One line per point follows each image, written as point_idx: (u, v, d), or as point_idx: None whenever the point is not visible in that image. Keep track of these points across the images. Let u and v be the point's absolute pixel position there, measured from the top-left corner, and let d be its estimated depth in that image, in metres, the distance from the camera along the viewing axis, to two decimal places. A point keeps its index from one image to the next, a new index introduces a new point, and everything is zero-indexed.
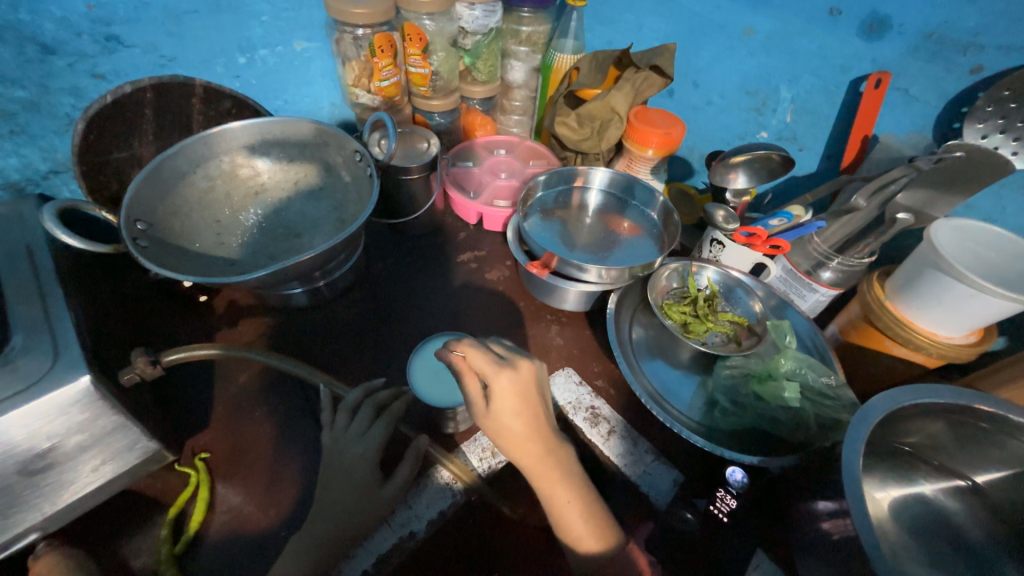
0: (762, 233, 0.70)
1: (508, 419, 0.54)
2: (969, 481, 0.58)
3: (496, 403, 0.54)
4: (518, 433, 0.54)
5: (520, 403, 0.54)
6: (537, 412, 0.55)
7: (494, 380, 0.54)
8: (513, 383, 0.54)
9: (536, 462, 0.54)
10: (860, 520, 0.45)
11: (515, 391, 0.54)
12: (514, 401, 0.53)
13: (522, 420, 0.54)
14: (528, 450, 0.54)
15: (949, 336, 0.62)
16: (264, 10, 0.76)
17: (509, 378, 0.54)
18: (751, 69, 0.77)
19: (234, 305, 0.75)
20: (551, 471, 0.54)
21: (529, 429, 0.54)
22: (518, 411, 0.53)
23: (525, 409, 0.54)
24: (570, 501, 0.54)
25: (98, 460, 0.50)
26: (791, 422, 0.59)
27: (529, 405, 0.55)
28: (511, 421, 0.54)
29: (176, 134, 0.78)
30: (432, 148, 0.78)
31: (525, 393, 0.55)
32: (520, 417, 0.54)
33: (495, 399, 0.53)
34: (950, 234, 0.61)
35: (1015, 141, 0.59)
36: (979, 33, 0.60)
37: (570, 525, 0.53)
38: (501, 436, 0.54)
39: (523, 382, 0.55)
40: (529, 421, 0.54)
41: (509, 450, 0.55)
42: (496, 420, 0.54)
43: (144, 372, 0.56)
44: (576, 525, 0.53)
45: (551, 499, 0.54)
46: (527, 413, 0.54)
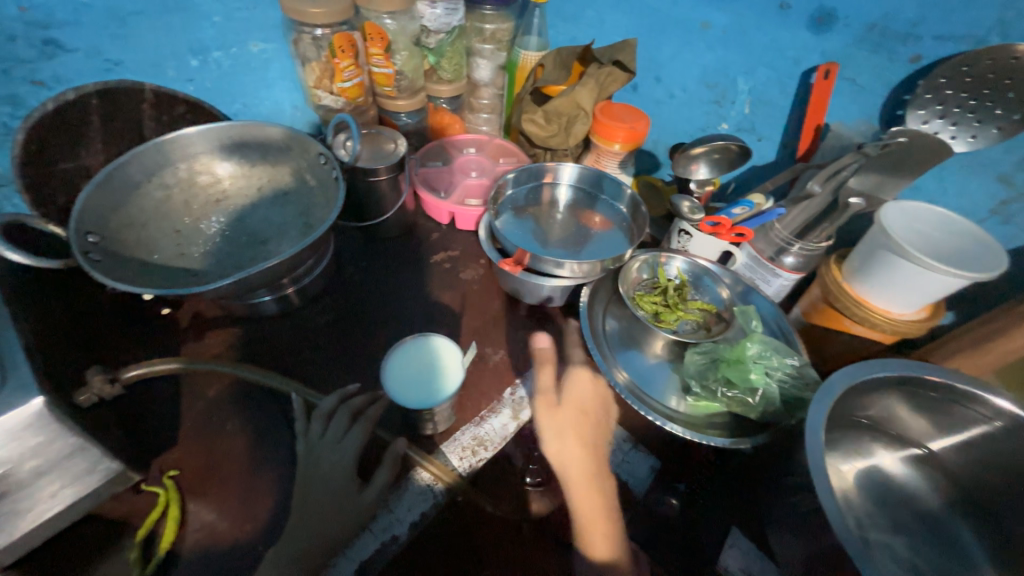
0: (726, 222, 0.73)
1: (577, 417, 0.63)
2: (924, 448, 0.61)
3: (571, 393, 0.66)
4: (575, 430, 0.62)
5: (588, 401, 0.66)
6: (601, 419, 0.65)
7: (578, 369, 0.69)
8: (587, 383, 0.67)
9: (578, 465, 0.60)
10: (826, 496, 0.47)
11: (587, 388, 0.67)
12: (588, 396, 0.66)
13: (585, 419, 0.64)
14: (576, 450, 0.61)
15: (902, 313, 0.65)
16: (215, 11, 0.74)
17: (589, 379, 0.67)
18: (709, 62, 0.79)
19: (200, 317, 0.73)
20: (591, 482, 0.59)
21: (586, 432, 0.63)
22: (589, 406, 0.65)
23: (592, 412, 0.65)
24: (598, 511, 0.57)
25: (57, 485, 0.48)
26: (759, 405, 0.60)
27: (596, 408, 0.65)
28: (575, 416, 0.64)
29: (126, 141, 0.74)
30: (400, 148, 0.77)
31: (597, 396, 0.66)
32: (585, 415, 0.64)
33: (571, 389, 0.67)
34: (898, 216, 0.64)
35: (952, 126, 0.64)
36: (917, 24, 0.63)
37: (587, 527, 0.56)
38: (556, 429, 0.63)
39: (598, 388, 0.67)
40: (591, 427, 0.63)
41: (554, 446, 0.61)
42: (565, 416, 0.64)
43: (102, 391, 0.59)
44: (593, 529, 0.55)
45: (576, 498, 0.57)
46: (592, 417, 0.64)
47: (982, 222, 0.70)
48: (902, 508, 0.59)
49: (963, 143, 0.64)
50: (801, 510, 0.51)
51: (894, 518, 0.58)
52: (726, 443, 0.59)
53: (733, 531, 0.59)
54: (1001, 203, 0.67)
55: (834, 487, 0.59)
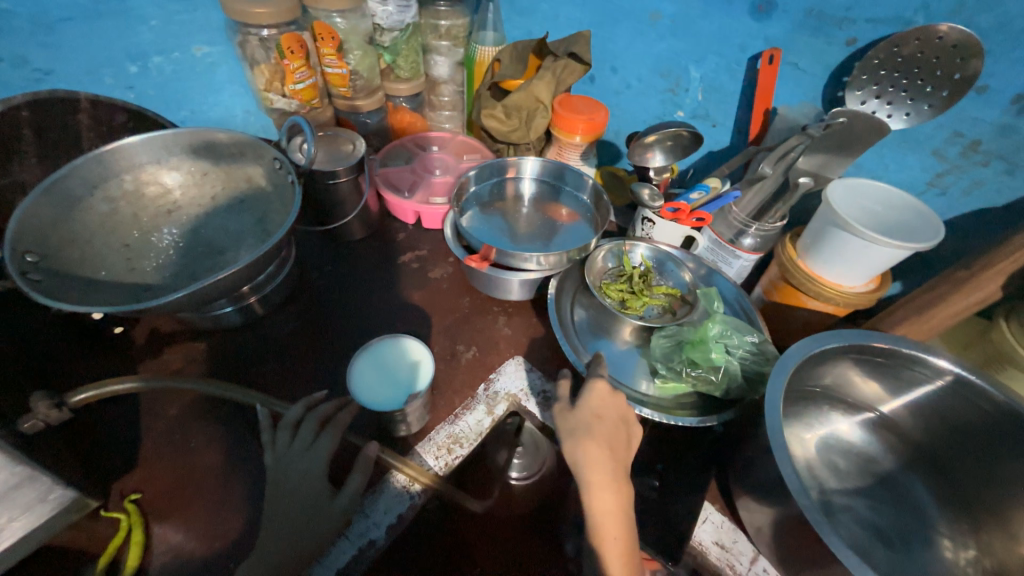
0: (685, 208, 0.75)
1: (597, 425, 0.55)
2: (877, 412, 0.64)
3: (592, 401, 0.58)
4: (600, 442, 0.54)
5: (608, 412, 0.57)
6: (625, 427, 0.57)
7: (596, 379, 0.60)
8: (607, 392, 0.59)
9: (601, 476, 0.53)
10: (785, 464, 0.49)
11: (608, 397, 0.58)
12: (610, 405, 0.58)
13: (608, 426, 0.56)
14: (601, 463, 0.53)
15: (852, 285, 0.68)
16: (151, 14, 0.72)
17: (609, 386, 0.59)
18: (661, 52, 0.81)
19: (158, 333, 0.70)
20: (613, 499, 0.52)
21: (611, 441, 0.55)
22: (609, 417, 0.57)
23: (616, 421, 0.57)
24: (618, 527, 0.51)
25: (3, 518, 0.46)
26: (723, 382, 0.62)
27: (619, 415, 0.58)
28: (598, 426, 0.56)
29: (64, 154, 0.71)
30: (359, 149, 0.75)
31: (618, 404, 0.58)
32: (608, 426, 0.56)
33: (589, 396, 0.58)
34: (844, 193, 0.67)
35: (888, 105, 0.67)
36: (850, 8, 0.65)
37: (605, 541, 0.50)
38: (575, 437, 0.55)
39: (618, 398, 0.59)
40: (615, 440, 0.55)
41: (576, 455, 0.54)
42: (585, 428, 0.56)
43: (49, 417, 0.54)
44: (612, 544, 0.50)
45: (595, 507, 0.52)
46: (615, 427, 0.56)
47: (921, 195, 0.74)
48: (861, 471, 0.62)
49: (900, 121, 0.68)
50: (765, 482, 0.53)
51: (853, 481, 0.61)
52: (694, 421, 0.60)
53: (705, 505, 0.61)
54: (937, 176, 0.71)
55: (797, 456, 0.62)
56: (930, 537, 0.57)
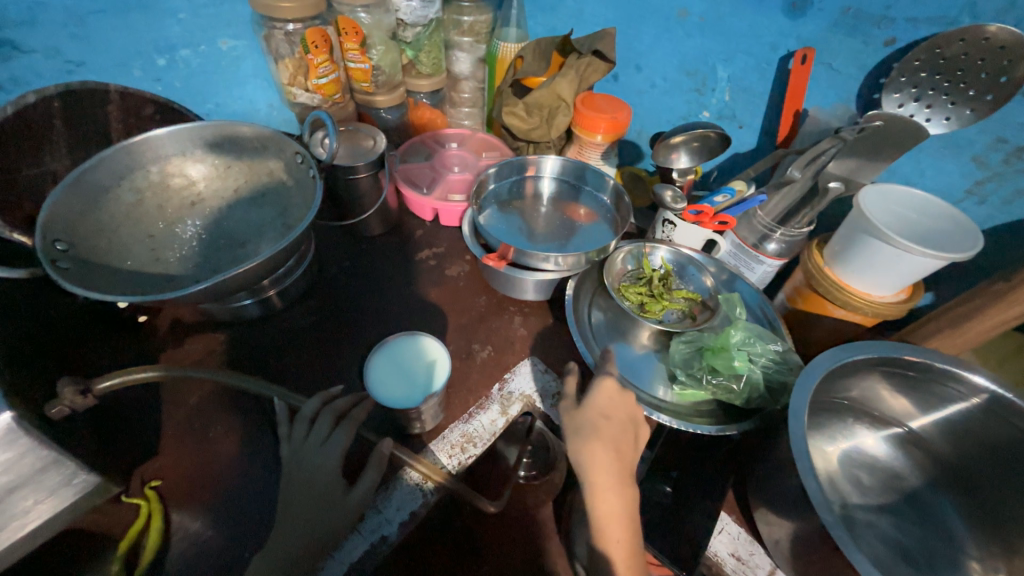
0: (708, 211, 0.73)
1: (604, 427, 0.55)
2: (905, 428, 0.63)
3: (600, 400, 0.57)
4: (606, 441, 0.54)
5: (614, 411, 0.57)
6: (633, 425, 0.57)
7: (605, 378, 0.59)
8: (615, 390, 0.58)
9: (604, 481, 0.52)
10: (808, 478, 0.47)
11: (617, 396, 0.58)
12: (618, 403, 0.58)
13: (614, 429, 0.55)
14: (605, 467, 0.53)
15: (882, 295, 0.65)
16: (181, 8, 0.74)
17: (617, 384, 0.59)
18: (688, 50, 0.79)
19: (179, 323, 0.71)
20: (617, 502, 0.52)
21: (617, 441, 0.55)
22: (616, 417, 0.56)
23: (624, 419, 0.57)
24: (621, 530, 0.51)
25: (33, 499, 0.47)
26: (744, 392, 0.61)
27: (628, 412, 0.57)
28: (604, 425, 0.55)
29: (93, 145, 0.72)
30: (379, 144, 0.75)
31: (626, 403, 0.58)
32: (615, 425, 0.56)
33: (595, 398, 0.57)
34: (876, 199, 0.65)
35: (927, 108, 0.64)
36: (889, 7, 0.63)
37: (608, 543, 0.50)
38: (582, 438, 0.55)
39: (626, 397, 0.58)
40: (622, 441, 0.55)
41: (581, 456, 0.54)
42: (591, 427, 0.55)
43: (75, 404, 0.54)
44: (614, 544, 0.50)
45: (600, 508, 0.52)
46: (623, 427, 0.56)
47: (959, 203, 0.71)
48: (887, 487, 0.60)
49: (939, 125, 0.65)
50: (787, 495, 0.51)
51: (877, 497, 0.59)
52: (713, 430, 0.59)
53: (722, 515, 0.59)
54: (976, 183, 0.69)
55: (819, 468, 0.60)
56: (958, 558, 0.55)
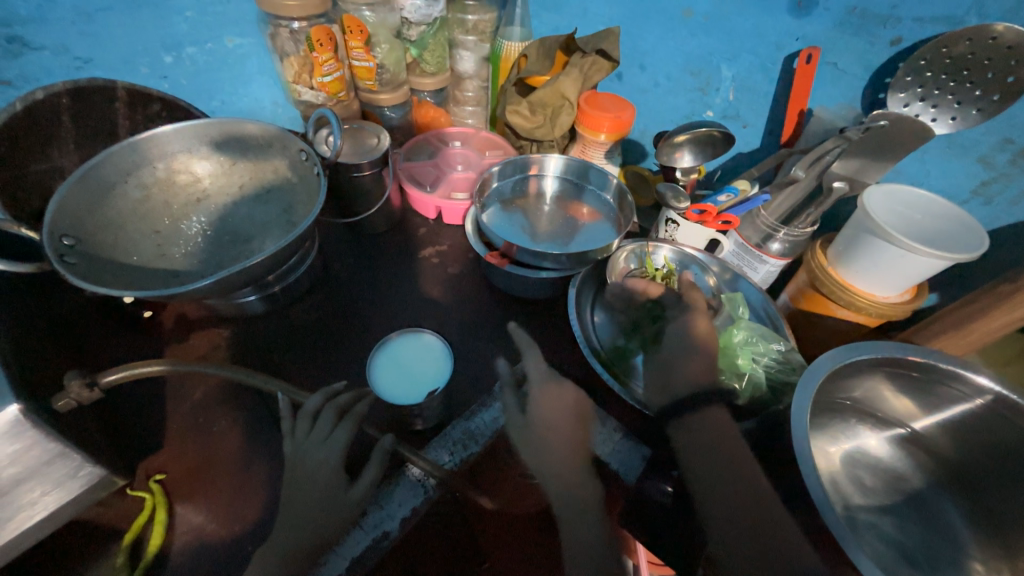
0: (711, 210, 0.73)
1: (546, 425, 0.62)
2: (908, 428, 0.62)
3: (541, 407, 0.63)
4: (552, 441, 0.61)
5: (555, 415, 0.63)
6: (574, 424, 0.63)
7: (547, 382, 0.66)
8: (556, 395, 0.65)
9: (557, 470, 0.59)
10: (810, 476, 0.48)
11: (556, 402, 0.64)
12: (559, 408, 0.64)
13: (557, 426, 0.62)
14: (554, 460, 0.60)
15: (885, 295, 0.65)
16: (187, 5, 0.74)
17: (562, 388, 0.65)
18: (692, 49, 0.79)
19: (184, 318, 0.72)
20: (579, 494, 0.58)
21: (563, 438, 0.62)
22: (558, 421, 0.63)
23: (566, 420, 0.63)
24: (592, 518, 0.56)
25: (41, 490, 0.48)
26: (746, 390, 0.63)
27: (569, 415, 0.63)
28: (550, 428, 0.62)
29: (100, 142, 0.73)
30: (383, 142, 0.76)
31: (567, 405, 0.64)
32: (559, 428, 0.62)
33: (538, 402, 0.64)
34: (882, 199, 0.64)
35: (933, 108, 0.64)
36: (896, 6, 0.63)
37: (581, 529, 0.56)
38: (534, 442, 0.61)
39: (566, 400, 0.64)
40: (573, 442, 0.62)
41: (534, 456, 0.60)
42: (539, 433, 0.61)
43: (81, 396, 0.55)
44: (586, 529, 0.56)
45: (566, 501, 0.57)
46: (565, 425, 0.63)
47: (965, 204, 0.71)
48: (889, 488, 0.60)
49: (945, 125, 0.65)
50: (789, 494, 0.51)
51: (879, 498, 0.59)
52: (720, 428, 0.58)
53: None
54: (982, 184, 0.68)
55: (821, 469, 0.60)
56: (960, 560, 0.54)
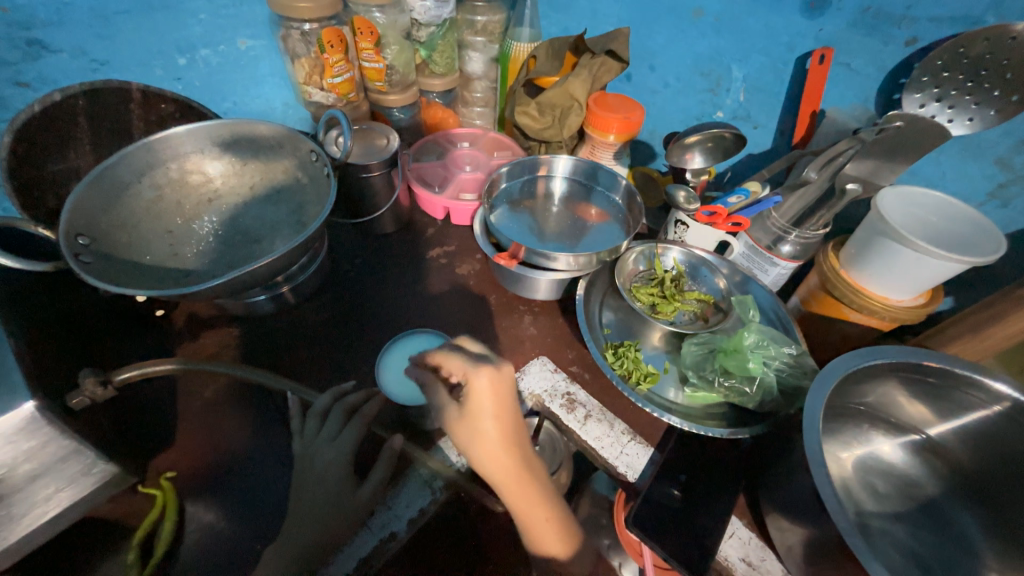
0: (722, 212, 0.72)
1: (483, 428, 0.50)
2: (923, 434, 0.61)
3: (472, 402, 0.50)
4: (488, 442, 0.50)
5: (494, 406, 0.50)
6: (512, 416, 0.51)
7: (476, 380, 0.50)
8: (488, 387, 0.50)
9: (510, 474, 0.51)
10: (823, 483, 0.47)
11: (489, 394, 0.50)
12: (490, 403, 0.50)
13: (500, 427, 0.50)
14: (504, 463, 0.50)
15: (899, 299, 0.64)
16: (201, 8, 0.75)
17: (494, 379, 0.50)
18: (703, 50, 0.78)
19: (195, 318, 0.73)
20: (531, 485, 0.51)
21: (500, 438, 0.50)
22: (494, 422, 0.50)
23: (500, 416, 0.50)
24: (550, 510, 0.52)
25: (55, 487, 0.48)
26: (757, 395, 0.61)
27: (503, 409, 0.50)
28: (484, 429, 0.50)
29: (115, 143, 0.74)
30: (392, 143, 0.76)
31: (501, 397, 0.50)
32: (496, 427, 0.50)
33: (472, 401, 0.50)
34: (897, 201, 0.63)
35: (950, 109, 0.63)
36: (911, 6, 0.62)
37: (534, 528, 0.52)
38: (470, 445, 0.50)
39: (501, 396, 0.50)
40: (518, 443, 0.52)
41: (478, 458, 0.51)
42: (478, 438, 0.50)
43: (95, 395, 0.55)
44: (539, 528, 0.52)
45: (518, 503, 0.51)
46: (505, 426, 0.51)
47: (980, 207, 0.70)
48: (902, 495, 0.59)
49: (961, 127, 0.63)
50: (800, 499, 0.51)
51: (892, 505, 0.58)
52: (724, 432, 0.58)
53: (733, 519, 0.59)
54: (999, 187, 0.67)
55: (833, 475, 0.59)
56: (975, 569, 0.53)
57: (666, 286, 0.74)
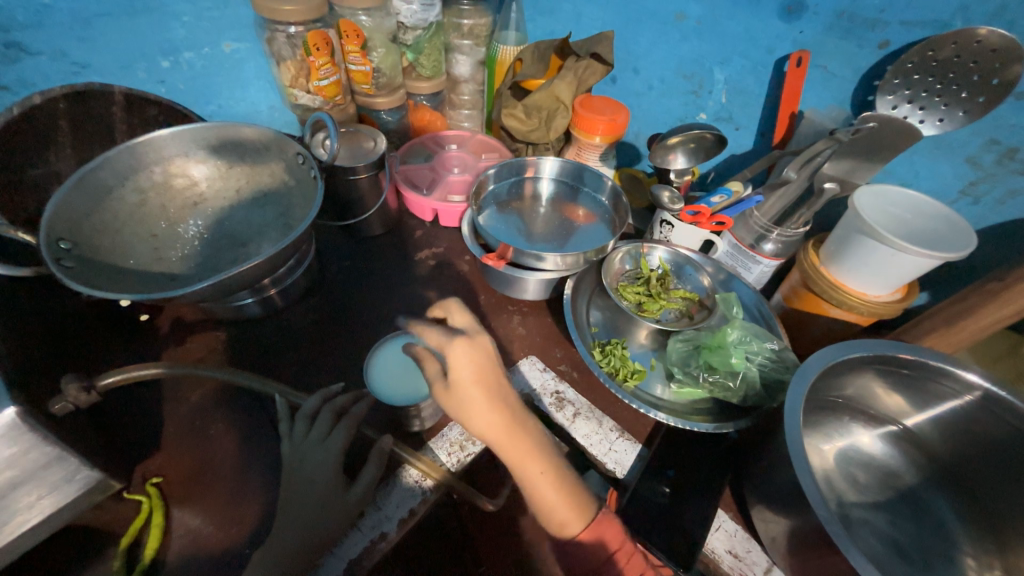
0: (705, 211, 0.73)
1: (467, 390, 0.50)
2: (901, 425, 0.63)
3: (451, 371, 0.50)
4: (479, 407, 0.50)
5: (472, 368, 0.50)
6: (499, 380, 0.52)
7: (449, 345, 0.51)
8: (466, 353, 0.51)
9: (501, 433, 0.50)
10: (803, 474, 0.49)
11: (468, 358, 0.51)
12: (471, 368, 0.50)
13: (482, 387, 0.50)
14: (492, 424, 0.50)
15: (876, 294, 0.66)
16: (184, 11, 0.75)
17: (466, 344, 0.51)
18: (685, 53, 0.80)
19: (181, 322, 0.72)
20: (523, 443, 0.50)
21: (490, 402, 0.50)
22: (477, 382, 0.50)
23: (484, 379, 0.50)
24: (549, 468, 0.50)
25: (36, 495, 0.47)
26: (741, 390, 0.62)
27: (488, 372, 0.51)
28: (472, 393, 0.50)
29: (97, 147, 0.73)
30: (380, 145, 0.76)
31: (482, 361, 0.51)
32: (484, 390, 0.50)
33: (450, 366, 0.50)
34: (871, 199, 0.65)
35: (920, 110, 0.65)
36: (883, 10, 0.64)
37: (542, 494, 0.50)
38: (463, 412, 0.50)
39: (479, 359, 0.51)
40: (504, 403, 0.51)
41: (473, 425, 0.50)
42: (464, 403, 0.50)
43: (78, 400, 0.54)
44: (548, 494, 0.50)
45: (521, 469, 0.50)
46: (488, 387, 0.50)
47: (953, 204, 0.72)
48: (883, 485, 0.60)
49: (932, 127, 0.66)
50: (784, 491, 0.52)
51: (873, 495, 0.59)
52: (710, 427, 0.59)
53: (720, 512, 0.60)
54: (971, 185, 0.69)
55: (815, 467, 0.60)
56: (953, 556, 0.55)
57: (651, 287, 0.75)
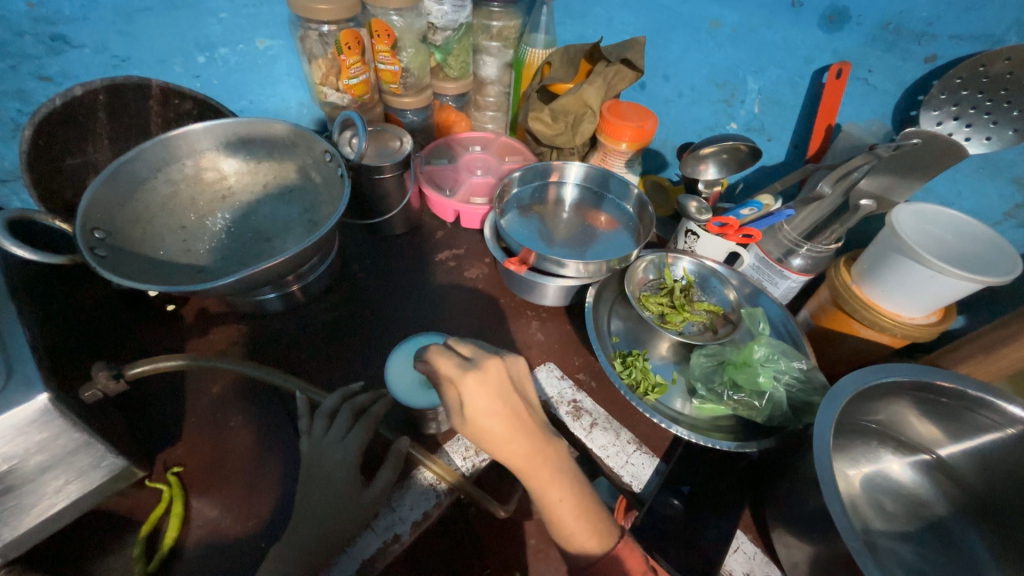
0: (733, 224, 0.71)
1: (489, 419, 0.49)
2: (933, 454, 0.61)
3: (469, 405, 0.49)
4: (501, 436, 0.49)
5: (487, 403, 0.49)
6: (519, 411, 0.50)
7: (466, 380, 0.49)
8: (481, 388, 0.49)
9: (523, 458, 0.49)
10: (831, 498, 0.47)
11: (485, 392, 0.49)
12: (489, 400, 0.49)
13: (504, 417, 0.49)
14: (513, 450, 0.49)
15: (912, 316, 0.64)
16: (221, 7, 0.76)
17: (480, 379, 0.49)
18: (718, 60, 0.78)
19: (205, 313, 0.73)
20: (544, 468, 0.50)
21: (513, 432, 0.49)
22: (501, 413, 0.49)
23: (505, 410, 0.49)
24: (569, 496, 0.50)
25: (63, 480, 0.48)
26: (766, 409, 0.60)
27: (508, 404, 0.50)
28: (492, 424, 0.49)
29: (132, 138, 0.75)
30: (406, 145, 0.76)
31: (501, 393, 0.50)
32: (505, 420, 0.49)
33: (471, 398, 0.48)
34: (911, 218, 0.63)
35: (967, 127, 0.63)
36: (931, 23, 0.62)
37: (564, 523, 0.50)
38: (484, 441, 0.50)
39: (496, 388, 0.50)
40: (528, 428, 0.50)
41: (494, 453, 0.50)
42: (482, 434, 0.49)
43: (107, 388, 0.55)
44: (570, 524, 0.50)
45: (542, 496, 0.50)
46: (506, 419, 0.49)
47: (996, 226, 0.70)
48: (911, 514, 0.59)
49: (979, 145, 0.63)
50: (808, 516, 0.50)
51: (900, 525, 0.58)
52: (732, 445, 0.58)
53: (738, 533, 0.59)
54: (1016, 207, 0.67)
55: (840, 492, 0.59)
56: None
57: (676, 296, 0.74)
